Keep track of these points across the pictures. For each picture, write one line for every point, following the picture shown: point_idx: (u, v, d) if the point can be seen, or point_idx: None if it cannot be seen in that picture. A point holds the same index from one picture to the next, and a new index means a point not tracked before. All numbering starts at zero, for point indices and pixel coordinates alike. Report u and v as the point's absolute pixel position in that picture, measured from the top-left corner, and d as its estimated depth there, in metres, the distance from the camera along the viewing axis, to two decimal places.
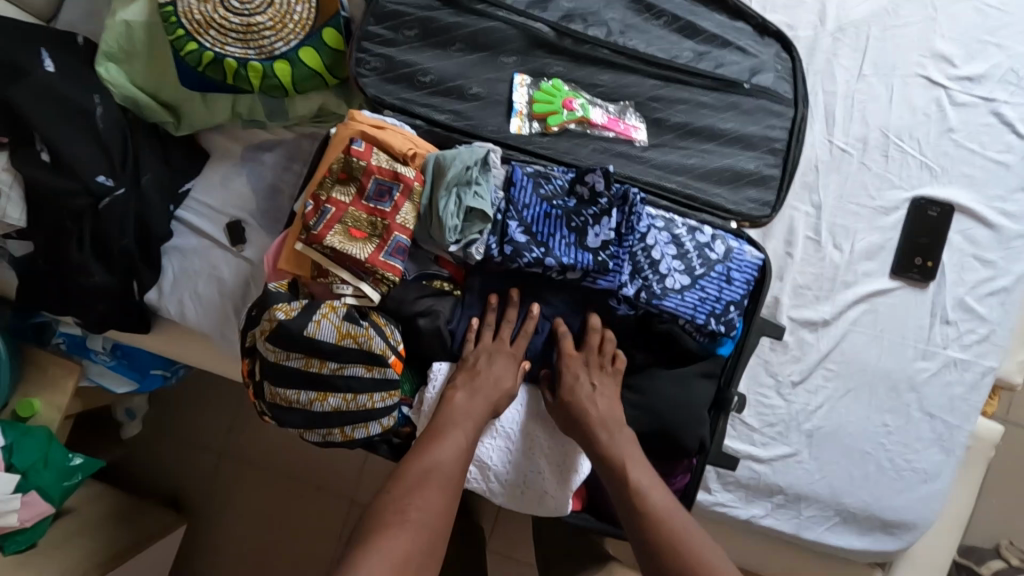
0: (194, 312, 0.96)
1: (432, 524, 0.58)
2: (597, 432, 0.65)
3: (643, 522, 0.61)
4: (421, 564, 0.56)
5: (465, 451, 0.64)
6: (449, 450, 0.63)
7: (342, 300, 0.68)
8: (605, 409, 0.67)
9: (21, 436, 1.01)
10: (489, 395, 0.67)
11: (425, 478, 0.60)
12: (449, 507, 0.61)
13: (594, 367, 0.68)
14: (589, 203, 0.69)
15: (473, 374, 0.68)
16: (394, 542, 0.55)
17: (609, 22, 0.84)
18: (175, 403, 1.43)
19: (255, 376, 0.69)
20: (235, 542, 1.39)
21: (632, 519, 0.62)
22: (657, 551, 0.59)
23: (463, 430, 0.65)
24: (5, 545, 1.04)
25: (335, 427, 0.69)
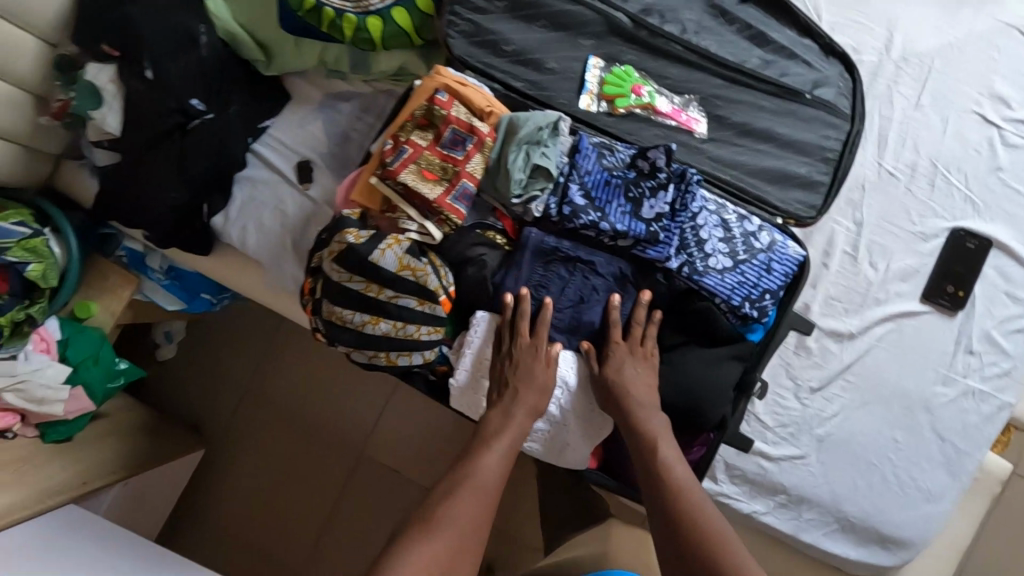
0: (255, 239, 1.03)
1: (472, 516, 0.63)
2: (633, 407, 0.70)
3: (665, 493, 0.66)
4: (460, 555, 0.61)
5: (504, 461, 0.68)
6: (495, 455, 0.68)
7: (407, 235, 0.73)
8: (641, 385, 0.71)
9: (76, 333, 1.09)
10: (526, 410, 0.71)
11: (467, 479, 0.66)
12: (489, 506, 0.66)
13: (638, 356, 0.72)
14: (648, 176, 0.74)
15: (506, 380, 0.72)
16: (441, 535, 0.61)
17: (685, 21, 0.89)
18: (204, 335, 1.49)
19: (316, 294, 0.75)
20: (246, 485, 1.44)
21: (654, 486, 0.67)
22: (677, 517, 0.64)
23: (502, 443, 0.69)
24: (46, 433, 1.08)
25: (381, 351, 0.74)
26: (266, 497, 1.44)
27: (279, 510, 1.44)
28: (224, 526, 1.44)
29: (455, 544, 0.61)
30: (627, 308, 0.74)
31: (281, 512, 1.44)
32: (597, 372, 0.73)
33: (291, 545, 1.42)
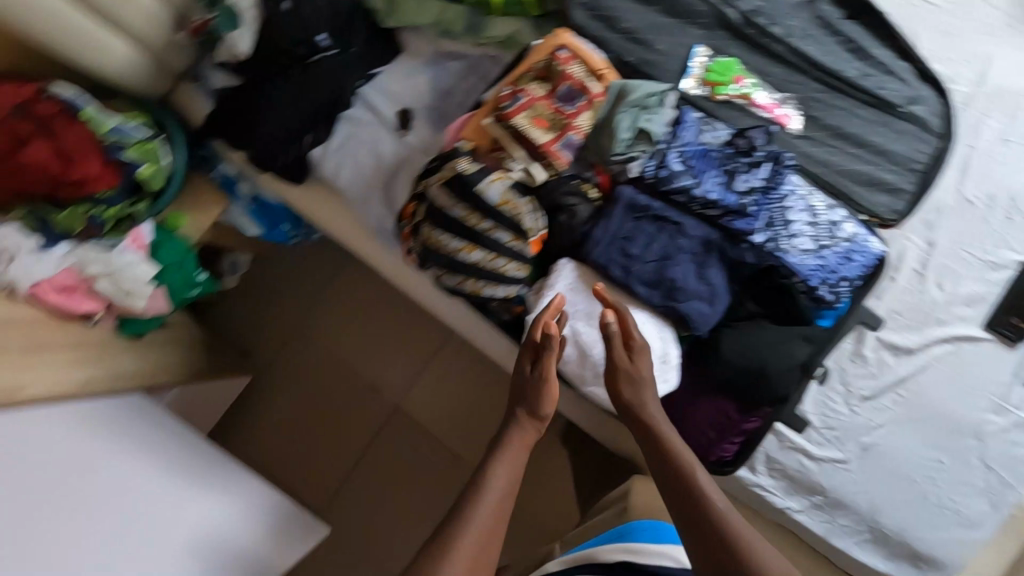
0: (347, 175, 1.09)
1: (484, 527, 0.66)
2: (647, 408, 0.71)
3: (669, 470, 0.69)
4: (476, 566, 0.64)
5: (512, 476, 0.70)
6: (503, 469, 0.70)
7: (511, 173, 0.77)
8: (645, 381, 0.71)
9: (166, 239, 1.15)
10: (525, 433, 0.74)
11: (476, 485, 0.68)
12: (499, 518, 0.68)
13: (633, 345, 0.71)
14: (744, 153, 0.78)
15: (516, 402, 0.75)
16: (461, 548, 0.63)
17: (792, 26, 0.93)
18: (261, 271, 1.54)
19: (417, 217, 0.80)
20: (282, 428, 1.50)
21: (659, 465, 0.70)
22: (680, 492, 0.67)
23: (510, 459, 0.71)
24: (122, 326, 1.15)
25: (470, 278, 0.79)
26: (298, 443, 1.49)
27: (307, 460, 1.48)
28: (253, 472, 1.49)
29: (474, 557, 0.64)
30: (706, 271, 0.77)
31: (311, 459, 1.48)
32: (626, 366, 0.71)
33: (315, 492, 1.47)
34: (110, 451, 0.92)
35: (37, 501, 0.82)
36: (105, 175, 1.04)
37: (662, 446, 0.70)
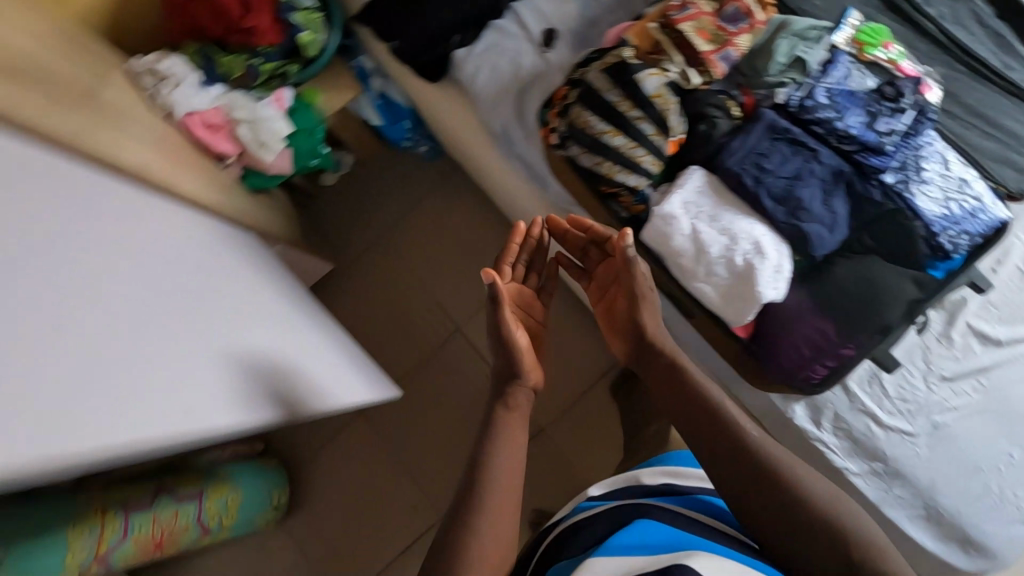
0: (483, 79, 1.16)
1: (502, 496, 0.80)
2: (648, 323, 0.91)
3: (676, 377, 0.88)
4: (503, 527, 0.79)
5: (513, 443, 0.86)
6: (503, 443, 0.85)
7: (667, 73, 0.82)
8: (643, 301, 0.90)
9: (304, 107, 1.24)
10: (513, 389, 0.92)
11: (485, 464, 0.82)
12: (513, 479, 0.83)
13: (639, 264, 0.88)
14: (889, 100, 0.82)
15: (510, 359, 0.93)
16: (485, 517, 0.78)
17: (944, 9, 0.97)
18: (356, 175, 1.62)
19: (568, 99, 0.85)
20: (347, 322, 1.56)
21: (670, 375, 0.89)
22: (691, 397, 0.86)
23: (510, 437, 0.86)
24: (247, 176, 1.24)
25: (607, 161, 0.84)
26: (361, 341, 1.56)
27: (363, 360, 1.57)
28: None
29: (502, 521, 0.79)
30: (832, 197, 0.80)
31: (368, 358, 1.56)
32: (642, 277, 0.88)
33: None
34: (243, 271, 0.99)
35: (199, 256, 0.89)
36: (270, 32, 1.13)
37: (674, 376, 0.88)
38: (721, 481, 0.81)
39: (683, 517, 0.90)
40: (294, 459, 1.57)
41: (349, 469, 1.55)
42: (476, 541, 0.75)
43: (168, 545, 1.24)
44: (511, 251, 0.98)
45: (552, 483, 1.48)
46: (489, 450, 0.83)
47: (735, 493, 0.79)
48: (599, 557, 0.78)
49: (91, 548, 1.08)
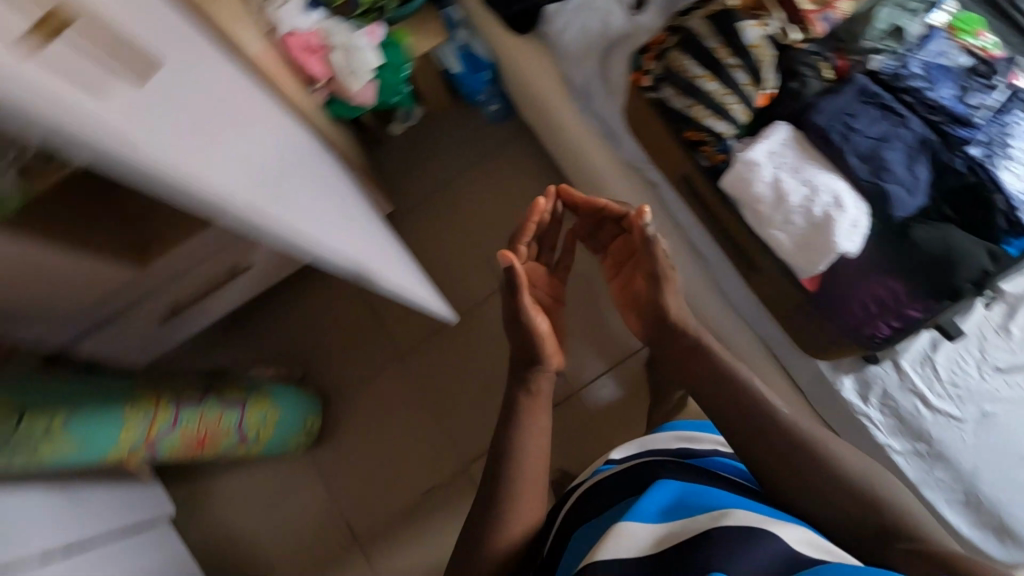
0: (572, 35, 1.20)
1: (528, 478, 0.93)
2: (666, 300, 0.98)
3: (697, 355, 0.93)
4: (530, 503, 0.93)
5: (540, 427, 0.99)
6: (530, 426, 0.98)
7: (768, 25, 0.86)
8: (657, 277, 0.99)
9: (392, 45, 1.28)
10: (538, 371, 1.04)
11: (513, 448, 0.95)
12: (539, 459, 0.96)
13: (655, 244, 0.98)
14: (982, 76, 0.85)
15: (535, 346, 1.03)
16: (513, 498, 0.91)
17: None
18: (426, 126, 1.67)
19: (667, 43, 0.90)
20: None
21: (691, 354, 0.94)
22: (712, 376, 0.90)
23: (538, 422, 0.99)
24: (332, 103, 1.30)
25: (699, 105, 0.87)
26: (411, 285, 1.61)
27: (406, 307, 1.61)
28: (332, 325, 1.61)
29: (529, 498, 0.93)
30: (916, 162, 0.82)
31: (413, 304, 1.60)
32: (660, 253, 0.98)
33: (415, 331, 1.60)
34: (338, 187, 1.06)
35: (306, 159, 0.95)
36: None
37: (695, 356, 0.93)
38: (749, 453, 0.82)
39: (696, 471, 0.89)
40: (328, 393, 1.59)
41: (380, 409, 1.58)
42: (507, 517, 0.90)
43: (210, 446, 1.29)
44: (522, 237, 1.07)
45: (579, 446, 1.50)
46: (516, 438, 0.96)
47: (762, 462, 0.81)
48: (627, 525, 0.76)
49: (141, 430, 1.13)
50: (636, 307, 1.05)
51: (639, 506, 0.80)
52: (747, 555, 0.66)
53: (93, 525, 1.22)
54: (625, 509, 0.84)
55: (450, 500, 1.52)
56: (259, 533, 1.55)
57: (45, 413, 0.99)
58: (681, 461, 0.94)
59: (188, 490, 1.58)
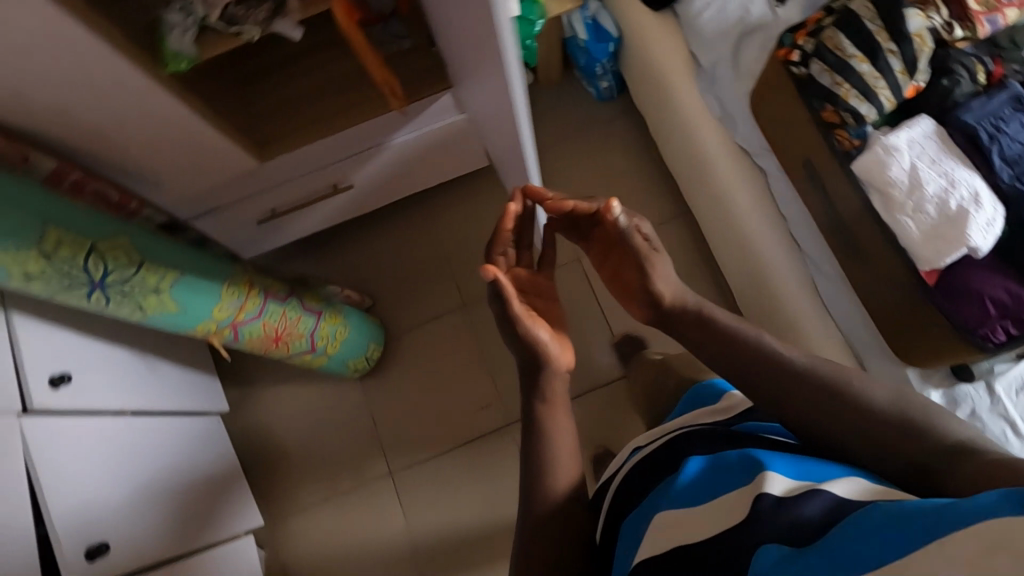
0: (708, 17, 1.22)
1: (562, 482, 0.90)
2: (658, 281, 0.94)
3: (703, 325, 0.92)
4: (571, 503, 0.89)
5: (565, 433, 0.94)
6: (557, 438, 0.92)
7: (931, 20, 0.86)
8: (645, 263, 0.93)
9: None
10: (550, 374, 0.95)
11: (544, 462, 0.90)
12: (570, 463, 0.92)
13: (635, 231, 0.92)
14: None
15: (537, 352, 0.94)
16: (548, 507, 0.87)
17: None
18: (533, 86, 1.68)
19: (823, 22, 0.91)
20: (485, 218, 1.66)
21: (697, 325, 0.92)
22: (726, 348, 0.89)
23: (566, 433, 0.93)
24: None
25: (846, 84, 0.88)
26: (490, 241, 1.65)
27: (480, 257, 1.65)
28: (406, 262, 1.65)
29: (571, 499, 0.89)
30: None
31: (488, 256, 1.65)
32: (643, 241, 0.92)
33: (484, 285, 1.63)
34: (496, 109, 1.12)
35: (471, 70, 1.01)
36: None
37: (697, 325, 0.92)
38: None
39: (722, 437, 0.83)
40: (390, 327, 1.63)
41: (436, 353, 1.61)
42: (551, 524, 0.86)
43: (286, 344, 1.33)
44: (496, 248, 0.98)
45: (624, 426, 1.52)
46: (544, 453, 0.91)
47: None
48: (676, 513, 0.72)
49: (232, 310, 1.18)
50: (627, 289, 1.00)
51: (674, 492, 0.75)
52: (789, 515, 0.62)
53: (157, 392, 1.29)
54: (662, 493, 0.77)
55: (487, 453, 1.55)
56: (299, 441, 1.60)
57: (161, 268, 1.04)
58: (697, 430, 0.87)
59: (239, 392, 1.63)
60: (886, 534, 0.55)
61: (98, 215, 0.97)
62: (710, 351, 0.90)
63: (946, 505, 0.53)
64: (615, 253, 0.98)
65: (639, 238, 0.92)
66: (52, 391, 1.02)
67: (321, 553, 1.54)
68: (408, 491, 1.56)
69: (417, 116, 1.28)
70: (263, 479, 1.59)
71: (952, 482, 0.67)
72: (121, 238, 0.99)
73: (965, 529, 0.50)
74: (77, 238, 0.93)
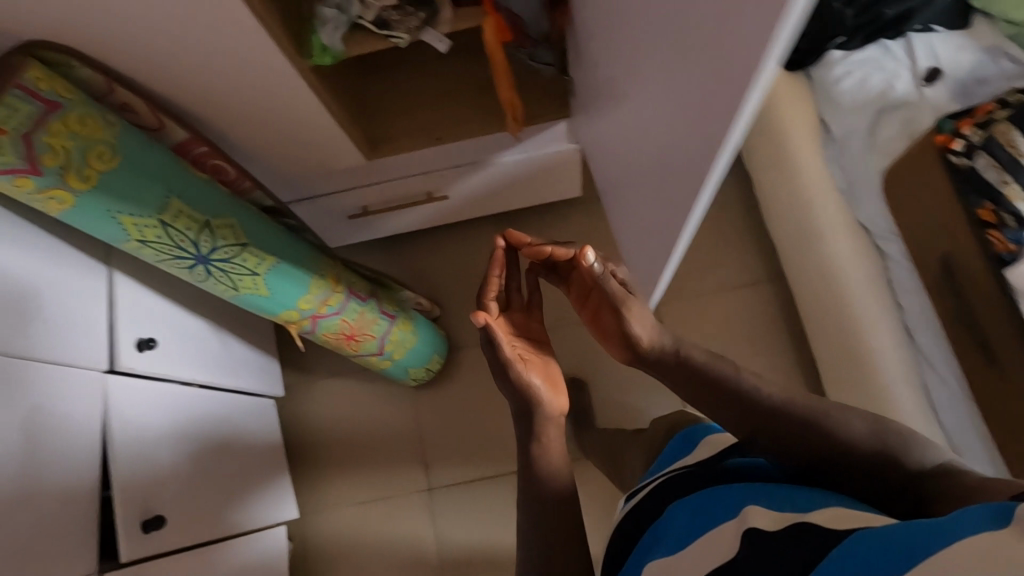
0: (847, 87, 1.17)
1: (563, 497, 0.85)
2: (635, 324, 0.87)
3: (686, 371, 0.86)
4: (574, 521, 0.83)
5: (561, 463, 0.89)
6: (552, 466, 0.87)
7: None
8: (622, 308, 0.87)
9: None
10: (543, 415, 0.91)
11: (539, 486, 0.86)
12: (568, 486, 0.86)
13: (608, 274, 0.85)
14: None
15: (527, 397, 0.92)
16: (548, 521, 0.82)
17: None
18: None
19: (998, 118, 0.98)
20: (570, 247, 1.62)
21: (681, 370, 0.86)
22: (715, 401, 0.82)
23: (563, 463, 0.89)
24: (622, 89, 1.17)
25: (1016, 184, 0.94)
26: None
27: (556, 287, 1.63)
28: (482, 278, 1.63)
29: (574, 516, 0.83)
30: None
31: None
32: (618, 289, 0.85)
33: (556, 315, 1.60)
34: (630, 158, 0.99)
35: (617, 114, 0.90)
36: None
37: (679, 369, 0.86)
38: None
39: (702, 476, 0.75)
40: (455, 340, 1.60)
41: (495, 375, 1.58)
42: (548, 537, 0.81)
43: (357, 343, 1.31)
44: (483, 295, 0.94)
45: None
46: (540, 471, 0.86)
47: None
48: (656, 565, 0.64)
49: (316, 302, 1.17)
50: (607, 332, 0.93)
51: (668, 538, 0.68)
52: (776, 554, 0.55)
53: (225, 367, 1.30)
54: (655, 538, 0.70)
55: None
56: (344, 437, 1.59)
57: (262, 252, 1.04)
58: (687, 467, 0.79)
59: (295, 377, 1.63)
60: (874, 556, 0.49)
61: (218, 193, 0.98)
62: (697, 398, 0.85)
63: (934, 522, 0.48)
64: (593, 297, 0.91)
65: (615, 284, 0.86)
66: (136, 354, 1.05)
67: (347, 554, 1.51)
68: (444, 508, 1.52)
69: (526, 138, 1.26)
70: (302, 469, 1.57)
71: (950, 496, 0.62)
72: (231, 217, 1.00)
73: (956, 543, 0.45)
74: (194, 213, 0.94)
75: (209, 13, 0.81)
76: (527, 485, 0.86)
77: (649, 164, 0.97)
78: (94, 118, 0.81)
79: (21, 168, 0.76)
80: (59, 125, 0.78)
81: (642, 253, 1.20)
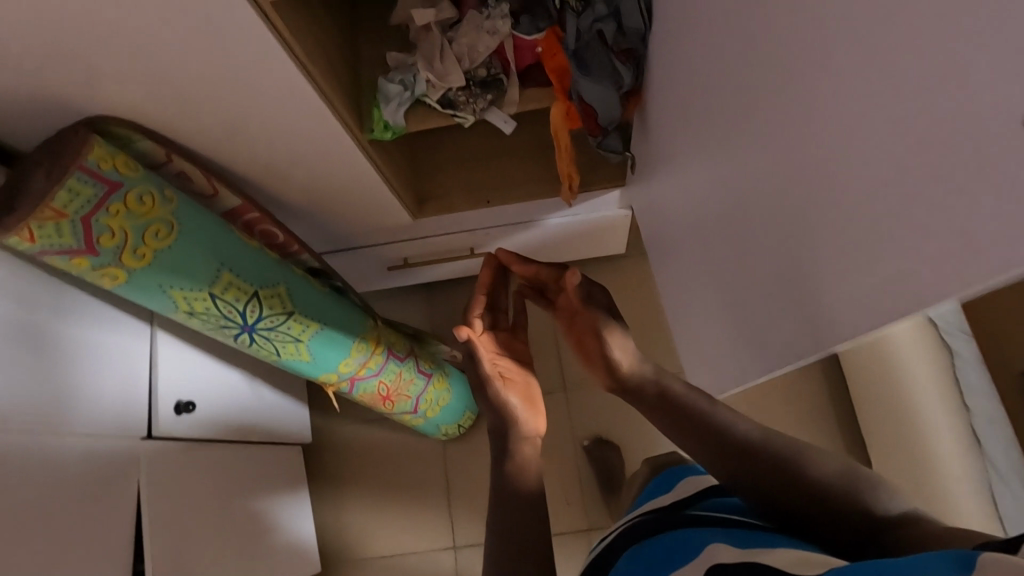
0: None
1: (536, 515, 0.77)
2: (616, 352, 0.80)
3: (668, 401, 0.77)
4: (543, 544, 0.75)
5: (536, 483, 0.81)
6: (526, 485, 0.80)
7: None
8: (603, 332, 0.81)
9: None
10: (520, 432, 0.84)
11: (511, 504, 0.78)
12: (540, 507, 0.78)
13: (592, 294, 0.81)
14: None
15: (503, 415, 0.85)
16: (514, 539, 0.74)
17: None
18: None
19: None
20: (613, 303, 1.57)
21: (662, 405, 0.77)
22: (699, 437, 0.73)
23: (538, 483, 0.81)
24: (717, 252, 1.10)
25: None
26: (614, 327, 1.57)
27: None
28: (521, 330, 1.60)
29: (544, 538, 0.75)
30: None
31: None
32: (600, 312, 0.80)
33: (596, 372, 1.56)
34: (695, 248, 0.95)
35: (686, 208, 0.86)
36: None
37: (659, 401, 0.78)
38: None
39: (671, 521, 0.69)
40: None
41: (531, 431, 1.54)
42: (509, 555, 0.73)
43: (393, 403, 1.29)
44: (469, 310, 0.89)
45: None
46: (510, 489, 0.79)
47: None
48: None
49: (356, 365, 1.15)
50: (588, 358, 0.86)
51: None
52: None
53: (257, 418, 1.28)
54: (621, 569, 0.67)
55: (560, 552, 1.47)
56: (374, 485, 1.56)
57: (307, 319, 1.02)
58: (658, 510, 0.75)
59: (327, 420, 1.61)
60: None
61: (267, 263, 0.95)
62: (675, 429, 0.76)
63: (891, 561, 0.41)
64: (574, 320, 0.86)
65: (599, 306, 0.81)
66: (174, 418, 1.04)
67: None
68: (472, 566, 1.49)
69: (578, 203, 1.23)
70: (329, 516, 1.55)
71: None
72: (279, 283, 0.97)
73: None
74: (244, 282, 0.92)
75: (269, 93, 0.78)
76: (497, 502, 0.79)
77: (682, 260, 0.93)
78: (153, 195, 0.79)
79: (78, 249, 0.75)
80: (119, 205, 0.76)
81: (678, 330, 1.16)
